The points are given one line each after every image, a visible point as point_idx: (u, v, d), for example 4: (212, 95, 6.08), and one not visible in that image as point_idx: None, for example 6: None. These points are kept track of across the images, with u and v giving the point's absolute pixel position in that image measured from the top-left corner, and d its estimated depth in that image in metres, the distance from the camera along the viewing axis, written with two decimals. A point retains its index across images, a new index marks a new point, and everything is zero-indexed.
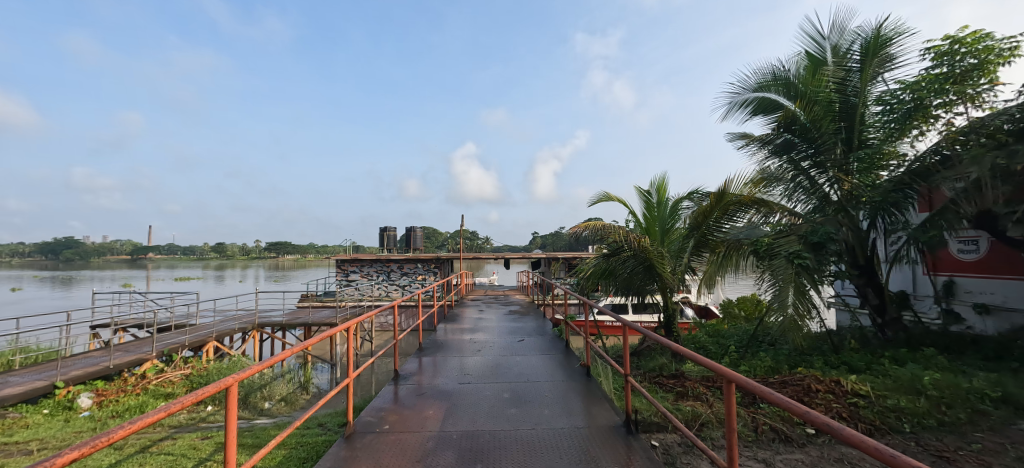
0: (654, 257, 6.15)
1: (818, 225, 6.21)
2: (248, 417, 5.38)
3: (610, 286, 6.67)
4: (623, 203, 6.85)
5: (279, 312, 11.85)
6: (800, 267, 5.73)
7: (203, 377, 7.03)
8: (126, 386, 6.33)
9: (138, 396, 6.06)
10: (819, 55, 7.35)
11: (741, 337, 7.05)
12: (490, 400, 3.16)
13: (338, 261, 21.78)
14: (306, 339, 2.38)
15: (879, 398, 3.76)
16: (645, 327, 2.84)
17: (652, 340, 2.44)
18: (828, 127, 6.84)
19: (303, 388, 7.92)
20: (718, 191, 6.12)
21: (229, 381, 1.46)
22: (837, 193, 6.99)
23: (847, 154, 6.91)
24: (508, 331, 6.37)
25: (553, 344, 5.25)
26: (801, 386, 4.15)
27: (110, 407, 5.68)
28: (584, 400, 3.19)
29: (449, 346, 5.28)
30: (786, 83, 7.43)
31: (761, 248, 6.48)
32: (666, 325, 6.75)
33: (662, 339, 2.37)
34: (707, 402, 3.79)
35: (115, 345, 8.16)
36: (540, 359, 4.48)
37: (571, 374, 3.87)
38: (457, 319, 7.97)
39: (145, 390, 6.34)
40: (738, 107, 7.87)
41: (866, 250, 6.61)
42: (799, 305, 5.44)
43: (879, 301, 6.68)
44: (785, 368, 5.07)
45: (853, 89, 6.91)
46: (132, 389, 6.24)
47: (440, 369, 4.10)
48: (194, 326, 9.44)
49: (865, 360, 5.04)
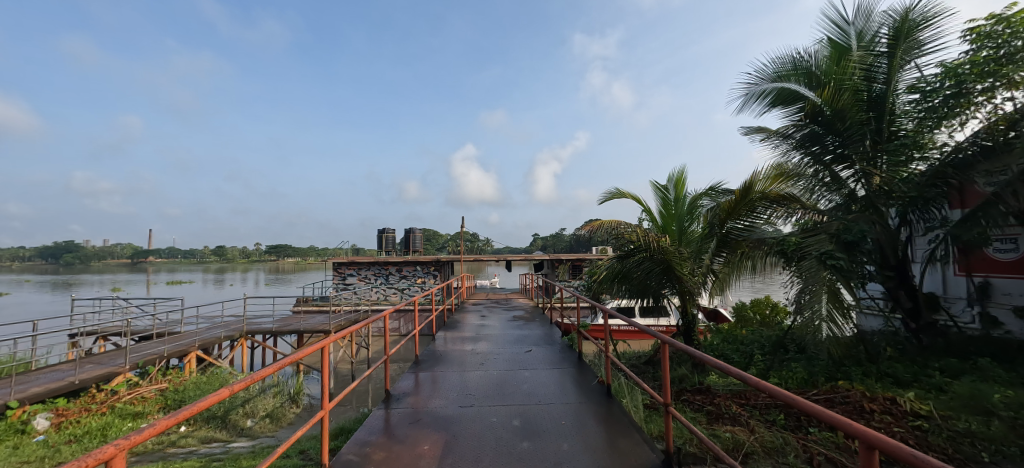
0: (673, 259, 5.67)
1: (850, 222, 5.71)
2: (225, 438, 4.90)
3: (623, 290, 6.20)
4: (637, 200, 6.36)
5: (268, 318, 11.33)
6: (834, 268, 5.23)
7: (179, 393, 6.57)
8: (90, 404, 5.82)
9: (102, 416, 5.58)
10: (843, 42, 6.86)
11: (764, 343, 6.56)
12: (497, 431, 2.65)
13: (335, 264, 21.28)
14: (260, 370, 1.85)
15: (947, 420, 3.25)
16: (684, 343, 2.30)
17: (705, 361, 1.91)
18: (857, 117, 6.32)
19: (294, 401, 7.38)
20: (743, 186, 5.71)
21: (107, 450, 0.96)
22: (863, 189, 6.47)
23: (876, 147, 6.42)
24: (514, 340, 5.86)
25: (565, 356, 4.74)
26: (851, 406, 3.64)
27: (69, 430, 5.17)
28: (607, 430, 2.69)
29: (448, 358, 4.77)
30: (808, 72, 6.93)
31: (788, 248, 5.97)
32: (685, 332, 6.29)
33: (715, 360, 1.84)
34: (747, 426, 3.28)
35: (88, 357, 7.66)
36: (551, 374, 3.96)
37: (589, 395, 3.34)
38: (458, 326, 7.44)
39: (112, 408, 5.86)
40: (756, 99, 7.38)
41: (898, 250, 6.08)
42: (834, 311, 4.93)
43: (913, 305, 6.16)
44: (821, 380, 4.61)
45: (882, 78, 6.43)
46: (96, 408, 5.75)
47: (439, 388, 3.58)
48: (177, 335, 8.94)
49: (913, 372, 4.54)
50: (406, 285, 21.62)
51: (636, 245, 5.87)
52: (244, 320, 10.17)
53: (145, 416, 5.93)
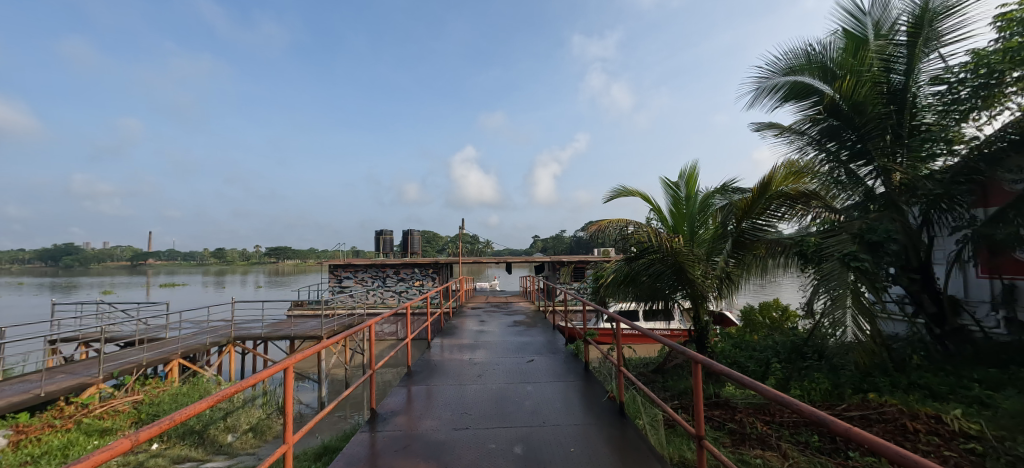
0: (685, 261, 5.31)
1: (873, 221, 5.36)
2: (200, 458, 4.62)
3: (631, 295, 5.87)
4: (646, 198, 5.98)
5: (259, 323, 10.97)
6: (857, 271, 4.89)
7: (154, 406, 6.25)
8: (54, 420, 5.47)
9: (65, 433, 5.22)
10: (859, 33, 6.52)
11: (779, 349, 6.21)
12: (496, 462, 2.28)
13: (331, 267, 20.88)
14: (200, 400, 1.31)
15: (1004, 442, 2.85)
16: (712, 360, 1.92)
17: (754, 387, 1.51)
18: (877, 111, 5.95)
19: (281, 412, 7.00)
20: (761, 183, 5.38)
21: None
22: (882, 187, 6.15)
23: (896, 142, 6.07)
24: (515, 348, 5.49)
25: (570, 367, 4.36)
26: (887, 425, 3.30)
27: (27, 448, 4.82)
28: (625, 459, 2.31)
29: (444, 368, 4.43)
30: (822, 66, 6.57)
31: (809, 249, 5.68)
32: (698, 339, 5.96)
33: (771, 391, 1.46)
34: (778, 451, 2.94)
35: (64, 366, 7.33)
36: (557, 389, 3.58)
37: (600, 415, 2.97)
38: (455, 332, 7.08)
39: (77, 424, 5.51)
40: (767, 94, 7.06)
41: (921, 252, 5.69)
42: (862, 316, 4.58)
43: (937, 310, 5.80)
44: (847, 393, 4.28)
45: (901, 69, 6.09)
46: (60, 424, 5.39)
47: (433, 405, 3.23)
48: (160, 341, 8.59)
49: (948, 384, 4.20)
50: (404, 287, 21.20)
51: (645, 247, 5.55)
52: (233, 325, 9.80)
53: (114, 432, 5.56)
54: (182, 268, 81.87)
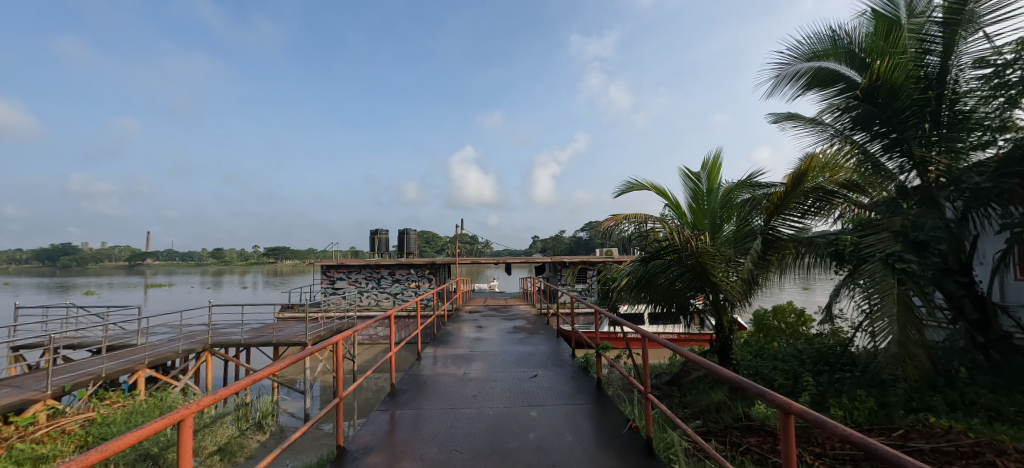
0: (708, 262, 4.75)
1: (916, 218, 4.80)
2: None
3: (647, 299, 5.35)
4: (662, 191, 5.40)
5: (240, 329, 10.40)
6: (903, 274, 4.32)
7: (105, 428, 5.74)
8: None
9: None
10: (890, 14, 5.90)
11: (803, 358, 5.66)
12: None
13: (324, 268, 20.26)
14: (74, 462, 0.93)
15: None
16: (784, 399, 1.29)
17: (863, 448, 0.95)
18: (913, 96, 5.41)
19: (241, 445, 6.42)
20: (795, 175, 4.87)
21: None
22: (917, 181, 5.62)
23: (935, 131, 5.52)
24: (515, 359, 4.93)
25: (579, 385, 3.77)
26: (968, 462, 2.75)
27: None
28: None
29: (434, 386, 3.84)
30: (849, 51, 6.00)
31: (845, 249, 5.14)
32: (720, 350, 5.40)
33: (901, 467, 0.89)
34: None
35: (18, 376, 6.82)
36: (565, 416, 3.00)
37: (621, 454, 2.38)
38: (451, 339, 6.52)
39: (10, 450, 4.99)
40: (788, 81, 6.53)
41: (964, 253, 5.11)
42: (909, 325, 4.01)
43: (980, 316, 5.18)
44: (897, 415, 3.75)
45: (937, 50, 5.53)
46: None
47: (417, 438, 2.64)
48: (128, 348, 8.05)
49: (1015, 404, 3.65)
50: (400, 289, 20.62)
51: (663, 247, 4.94)
52: (211, 331, 9.24)
53: (51, 458, 5.04)
54: (178, 268, 81.71)
